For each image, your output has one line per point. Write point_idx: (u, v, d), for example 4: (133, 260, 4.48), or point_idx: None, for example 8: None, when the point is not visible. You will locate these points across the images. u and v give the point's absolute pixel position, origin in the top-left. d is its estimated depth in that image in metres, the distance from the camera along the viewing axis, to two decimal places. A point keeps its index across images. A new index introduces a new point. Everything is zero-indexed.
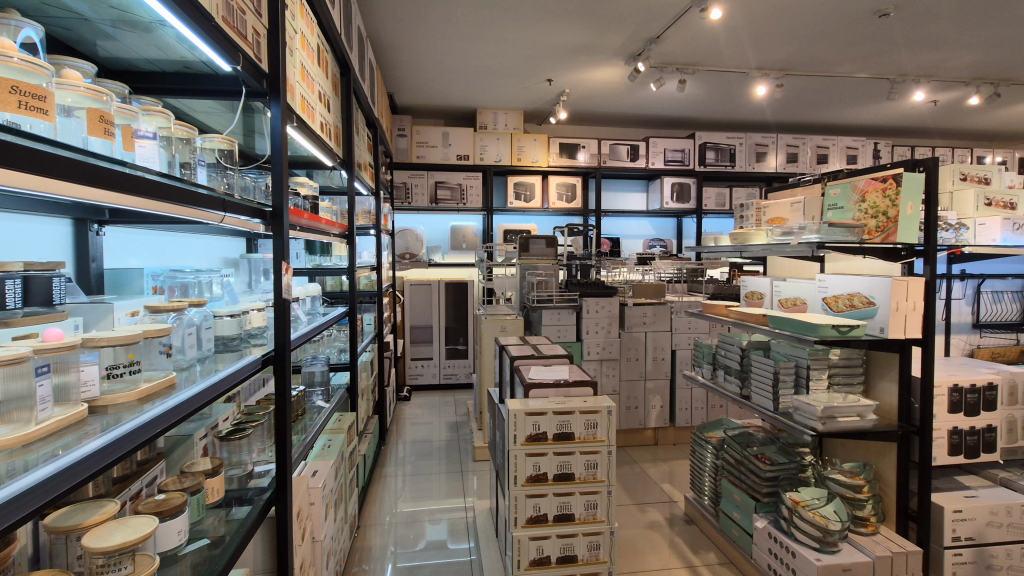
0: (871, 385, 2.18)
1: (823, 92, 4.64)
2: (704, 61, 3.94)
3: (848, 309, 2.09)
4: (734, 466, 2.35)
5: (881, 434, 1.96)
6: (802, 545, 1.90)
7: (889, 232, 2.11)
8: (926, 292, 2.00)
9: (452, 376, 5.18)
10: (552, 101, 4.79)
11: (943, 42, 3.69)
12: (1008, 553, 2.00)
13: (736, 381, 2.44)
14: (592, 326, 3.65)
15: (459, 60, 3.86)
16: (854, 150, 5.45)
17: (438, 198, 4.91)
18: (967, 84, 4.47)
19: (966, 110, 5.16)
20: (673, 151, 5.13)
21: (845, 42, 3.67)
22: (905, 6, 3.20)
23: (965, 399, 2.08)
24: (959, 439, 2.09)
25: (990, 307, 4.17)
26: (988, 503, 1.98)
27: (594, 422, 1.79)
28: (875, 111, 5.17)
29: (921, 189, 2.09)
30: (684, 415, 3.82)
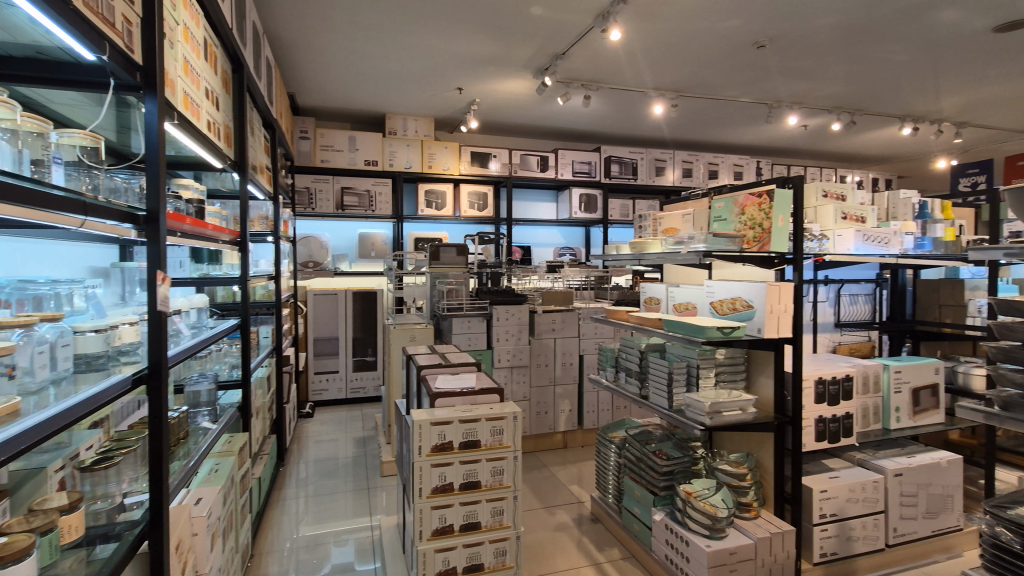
0: (752, 381, 2.39)
1: (713, 113, 5.06)
2: (606, 79, 4.16)
3: (731, 313, 2.28)
4: (635, 463, 2.47)
5: (760, 425, 2.15)
6: (694, 533, 2.04)
7: (764, 242, 2.34)
8: (795, 296, 2.24)
9: (359, 390, 5.01)
10: (463, 109, 4.80)
11: (809, 74, 4.17)
12: (864, 525, 2.26)
13: (636, 382, 2.57)
14: (503, 333, 3.70)
15: (366, 64, 3.77)
16: (739, 168, 5.99)
17: (344, 204, 4.77)
18: (830, 112, 5.07)
19: (829, 135, 5.86)
20: (580, 163, 5.34)
21: (729, 69, 4.03)
22: (778, 40, 3.58)
23: (828, 391, 2.34)
24: (824, 426, 2.34)
25: (849, 308, 4.70)
26: (847, 482, 2.23)
27: (500, 429, 1.80)
28: (757, 133, 5.71)
29: (790, 204, 2.34)
30: (591, 418, 3.96)
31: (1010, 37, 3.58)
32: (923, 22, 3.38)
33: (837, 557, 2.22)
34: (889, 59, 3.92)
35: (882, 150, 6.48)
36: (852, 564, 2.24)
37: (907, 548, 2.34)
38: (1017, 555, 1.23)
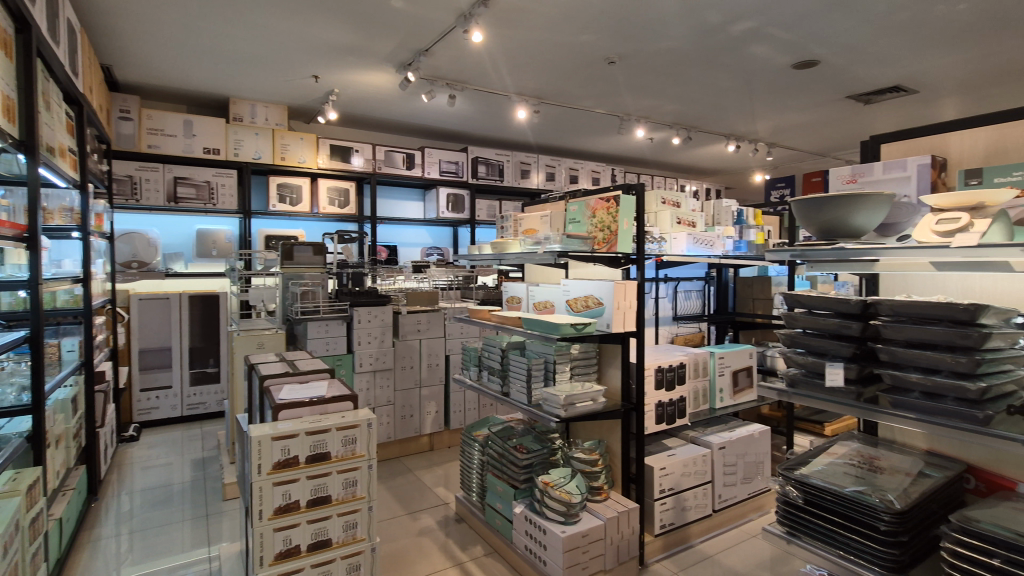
0: (603, 372, 2.56)
1: (571, 122, 5.36)
2: (471, 80, 4.19)
3: (584, 309, 2.42)
4: (496, 459, 2.51)
5: (609, 413, 2.32)
6: (551, 521, 2.13)
7: (611, 243, 2.53)
8: (638, 293, 2.45)
9: (198, 406, 4.47)
10: (320, 99, 4.52)
11: (652, 91, 4.60)
12: (696, 495, 2.55)
13: (498, 380, 2.63)
14: (364, 336, 3.58)
15: (204, 40, 3.37)
16: (597, 174, 6.43)
17: (178, 196, 4.23)
18: (671, 127, 5.66)
19: (671, 148, 6.54)
20: (447, 162, 5.32)
21: (585, 81, 4.30)
22: (625, 57, 3.89)
23: (666, 377, 2.60)
24: (662, 410, 2.59)
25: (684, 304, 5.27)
26: (682, 458, 2.48)
27: (352, 438, 1.72)
28: (611, 142, 6.18)
29: (633, 209, 2.56)
30: (458, 418, 3.97)
31: (803, 74, 4.29)
32: (740, 54, 3.91)
33: (673, 526, 2.47)
34: (715, 84, 4.48)
35: (713, 163, 7.40)
36: (686, 532, 2.51)
37: (729, 511, 2.69)
38: (800, 507, 1.46)
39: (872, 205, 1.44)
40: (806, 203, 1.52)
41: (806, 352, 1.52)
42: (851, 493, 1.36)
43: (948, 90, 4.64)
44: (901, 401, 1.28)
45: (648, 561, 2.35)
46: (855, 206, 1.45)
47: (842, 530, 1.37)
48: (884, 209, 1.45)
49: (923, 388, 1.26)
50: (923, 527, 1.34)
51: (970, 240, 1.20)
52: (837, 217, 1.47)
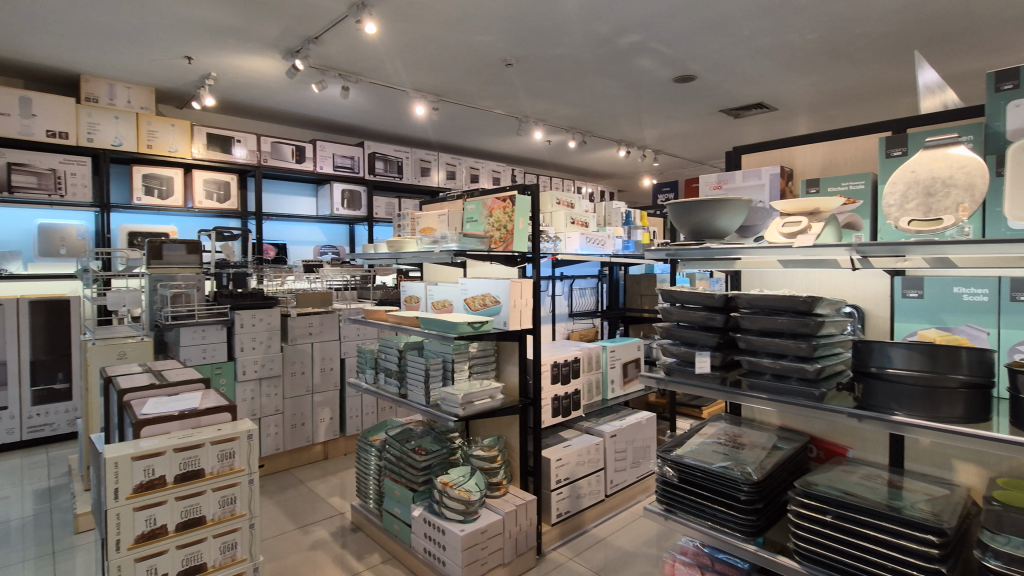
0: (501, 369, 2.59)
1: (471, 121, 5.38)
2: (366, 72, 4.04)
3: (482, 308, 2.44)
4: (394, 463, 2.45)
5: (506, 409, 2.36)
6: (450, 521, 2.12)
7: (508, 243, 2.58)
8: (534, 291, 2.51)
9: (43, 429, 3.90)
10: (195, 83, 4.12)
11: (549, 95, 4.75)
12: (589, 482, 2.67)
13: (395, 382, 2.57)
14: (247, 342, 3.32)
15: (45, 6, 2.93)
16: (497, 174, 6.52)
17: (14, 186, 3.66)
18: (567, 131, 5.88)
19: (567, 151, 6.79)
20: (341, 157, 5.10)
21: (483, 81, 4.34)
22: (522, 61, 3.98)
23: (562, 371, 2.70)
24: (558, 403, 2.69)
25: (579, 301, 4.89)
26: (577, 449, 2.60)
27: (230, 452, 1.59)
28: (510, 143, 6.30)
29: (528, 209, 2.63)
30: (354, 424, 3.84)
31: (683, 87, 4.67)
32: (628, 65, 4.15)
33: (569, 514, 2.58)
34: (606, 92, 4.73)
35: (607, 167, 7.81)
36: (580, 518, 2.62)
37: (619, 495, 2.86)
38: (676, 485, 1.59)
39: (733, 209, 1.59)
40: (679, 206, 1.65)
41: (679, 342, 1.65)
42: (717, 469, 1.51)
43: (800, 109, 5.29)
44: (757, 383, 1.45)
45: (545, 550, 2.42)
46: (720, 209, 1.60)
47: (711, 503, 1.51)
48: (743, 212, 1.62)
49: (774, 371, 1.43)
50: (775, 492, 1.52)
51: (809, 242, 1.39)
52: (705, 219, 1.62)
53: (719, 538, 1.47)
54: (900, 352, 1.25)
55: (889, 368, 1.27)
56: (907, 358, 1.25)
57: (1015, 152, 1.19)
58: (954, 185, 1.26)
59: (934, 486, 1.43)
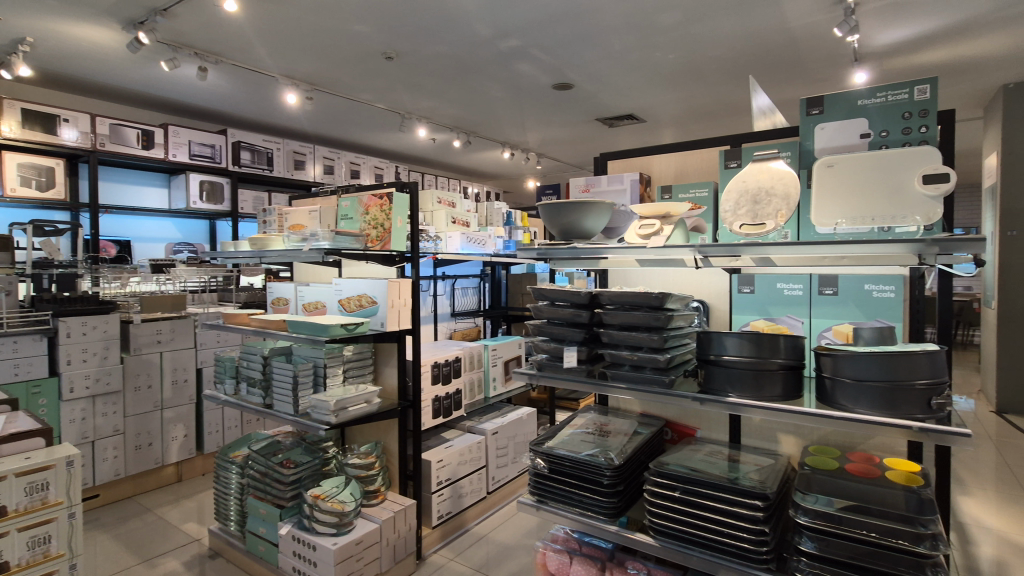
0: (379, 372, 2.51)
1: (349, 114, 5.14)
2: (228, 53, 3.69)
3: (357, 309, 2.35)
4: (259, 479, 2.27)
5: (384, 413, 2.29)
6: (321, 535, 2.01)
7: (385, 242, 2.49)
8: (412, 291, 2.46)
9: None
10: (5, 47, 3.46)
11: (432, 93, 4.70)
12: (471, 481, 2.68)
13: (259, 392, 2.38)
14: (77, 354, 2.94)
15: None
16: (379, 170, 6.33)
17: None
18: (452, 130, 5.86)
19: (450, 151, 6.78)
20: (199, 145, 4.60)
21: (362, 74, 4.17)
22: (403, 55, 3.89)
23: (442, 372, 2.67)
24: (439, 403, 2.67)
25: (460, 300, 4.44)
26: (458, 449, 2.60)
27: (42, 484, 1.52)
28: (393, 140, 6.14)
29: (407, 207, 2.56)
30: (213, 440, 3.54)
31: (561, 95, 4.88)
32: (508, 69, 4.24)
33: (450, 515, 2.56)
34: (488, 94, 4.78)
35: (491, 168, 7.92)
36: (462, 517, 2.62)
37: (501, 491, 2.90)
38: (547, 476, 1.64)
39: (598, 210, 1.69)
40: (550, 207, 1.70)
41: (550, 338, 1.71)
42: (584, 457, 1.59)
43: (665, 122, 5.78)
44: (618, 373, 1.55)
45: (425, 554, 2.39)
46: (585, 211, 1.68)
47: (578, 491, 1.58)
48: (607, 214, 1.72)
49: (632, 362, 1.54)
50: (634, 475, 1.64)
51: (660, 243, 1.52)
52: (572, 220, 1.69)
53: (585, 523, 1.55)
54: (734, 340, 1.42)
55: (725, 355, 1.42)
56: (739, 346, 1.41)
57: (819, 169, 1.39)
58: (774, 195, 1.45)
59: (763, 457, 1.64)
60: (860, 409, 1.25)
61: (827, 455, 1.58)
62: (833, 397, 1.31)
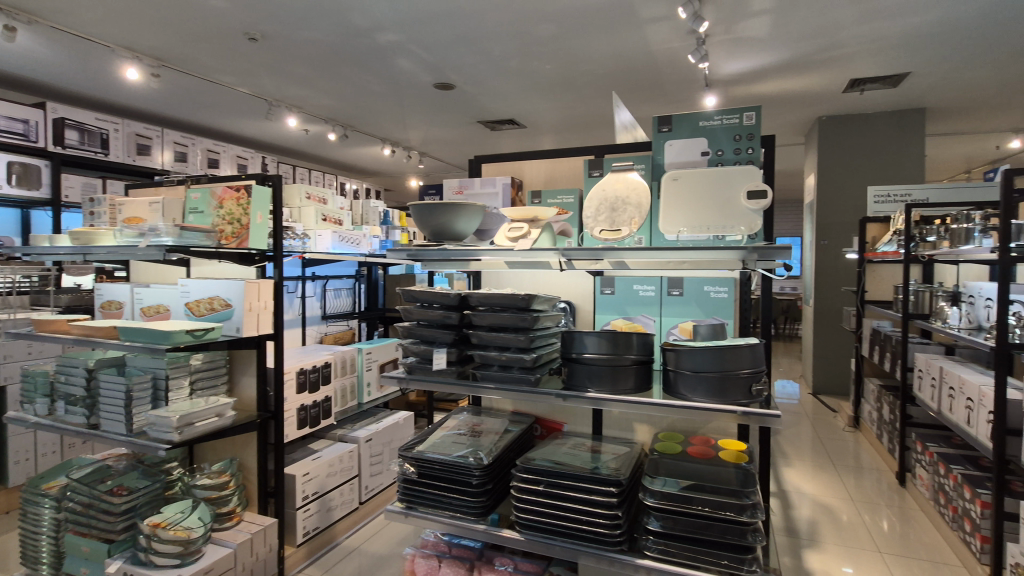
0: (235, 382, 2.29)
1: (207, 96, 4.64)
2: (46, 13, 3.13)
3: (208, 313, 2.12)
4: (80, 513, 1.96)
5: (239, 427, 2.09)
6: (160, 569, 1.79)
7: (242, 238, 2.28)
8: (274, 293, 2.28)
9: None
10: None
11: (303, 81, 4.41)
12: (341, 493, 2.56)
13: (82, 412, 2.07)
14: None
15: None
16: (243, 160, 5.81)
17: None
18: (326, 122, 5.54)
19: (325, 144, 6.43)
20: (6, 118, 3.83)
21: (220, 53, 3.78)
22: (269, 38, 3.60)
23: (309, 379, 2.52)
24: (305, 413, 2.51)
25: (333, 302, 4.23)
26: (327, 459, 2.46)
27: None
28: (259, 128, 5.66)
29: (268, 202, 2.37)
30: (22, 469, 3.03)
31: (442, 95, 4.85)
32: (387, 63, 4.12)
33: (318, 530, 2.42)
34: (366, 87, 4.60)
35: (370, 165, 7.64)
36: (331, 531, 2.49)
37: (374, 499, 2.81)
38: (415, 481, 1.62)
39: (469, 212, 1.69)
40: (420, 208, 1.68)
41: (419, 340, 1.69)
42: (453, 459, 1.59)
43: (544, 129, 6.01)
44: (487, 374, 1.57)
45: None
46: (456, 213, 1.67)
47: (446, 494, 1.58)
48: (478, 217, 1.73)
49: (500, 362, 1.57)
50: (503, 473, 1.67)
51: (526, 246, 1.57)
52: (443, 222, 1.68)
53: (455, 525, 1.54)
54: (592, 339, 1.51)
55: (584, 353, 1.51)
56: (597, 344, 1.50)
57: (666, 182, 1.54)
58: (629, 204, 1.57)
59: (620, 446, 1.76)
60: (698, 397, 1.39)
61: (673, 440, 1.74)
62: (676, 388, 1.44)
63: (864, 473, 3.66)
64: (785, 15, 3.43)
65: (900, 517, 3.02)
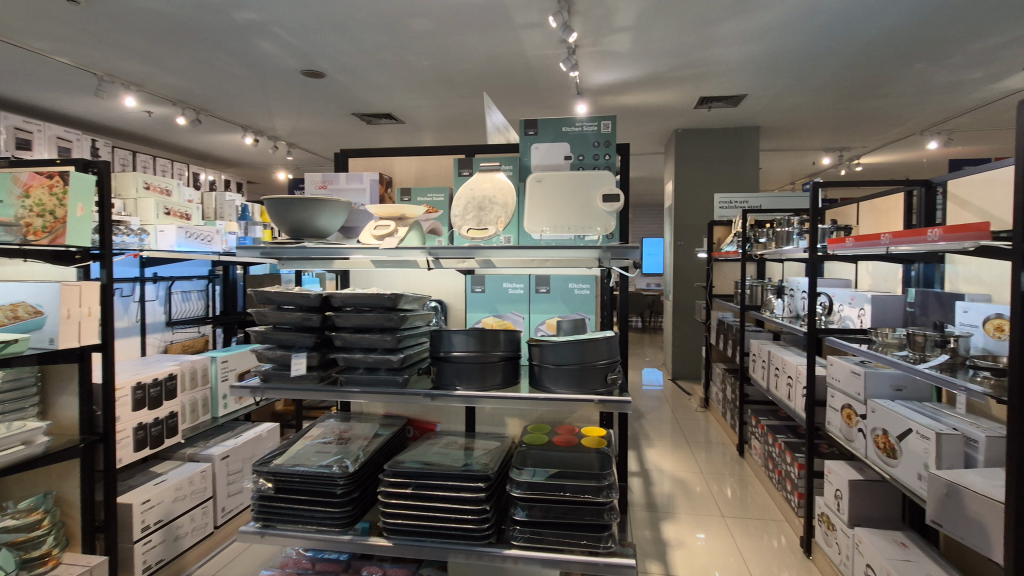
0: (49, 403, 1.97)
1: (13, 63, 3.90)
2: None
3: (9, 323, 1.74)
4: None
5: (56, 456, 1.80)
6: None
7: (57, 234, 1.93)
8: (102, 297, 1.98)
9: None
10: None
11: (143, 56, 3.89)
12: (191, 519, 2.30)
13: None
14: None
15: None
16: (66, 142, 4.98)
17: None
18: (173, 104, 4.94)
19: (175, 128, 5.73)
20: None
21: (29, 13, 3.19)
22: (96, 3, 3.12)
23: (149, 394, 2.27)
24: (144, 433, 2.26)
25: (180, 306, 3.81)
26: (173, 482, 2.21)
27: None
28: (87, 105, 4.88)
29: (92, 191, 2.04)
30: None
31: (312, 83, 4.57)
32: (245, 44, 3.78)
33: (162, 564, 2.15)
34: (222, 69, 4.19)
35: (229, 153, 6.96)
36: (179, 562, 2.22)
37: (232, 522, 2.56)
38: (273, 497, 1.51)
39: (332, 209, 1.60)
40: (276, 202, 1.55)
41: (276, 345, 1.57)
42: (315, 469, 1.51)
43: (423, 126, 5.93)
44: (351, 377, 1.51)
45: None
46: (317, 209, 1.57)
47: (308, 508, 1.49)
48: (343, 213, 1.64)
49: (366, 364, 1.51)
50: (371, 478, 1.62)
51: (393, 244, 1.53)
52: (303, 218, 1.57)
53: (318, 539, 1.46)
54: (460, 337, 1.51)
55: (452, 352, 1.51)
56: (465, 342, 1.51)
57: (530, 182, 1.60)
58: (495, 204, 1.61)
59: (491, 441, 1.80)
60: (560, 388, 1.46)
61: (540, 431, 1.82)
62: (541, 381, 1.49)
63: (711, 447, 4.13)
64: (644, 33, 3.73)
65: (740, 484, 3.45)
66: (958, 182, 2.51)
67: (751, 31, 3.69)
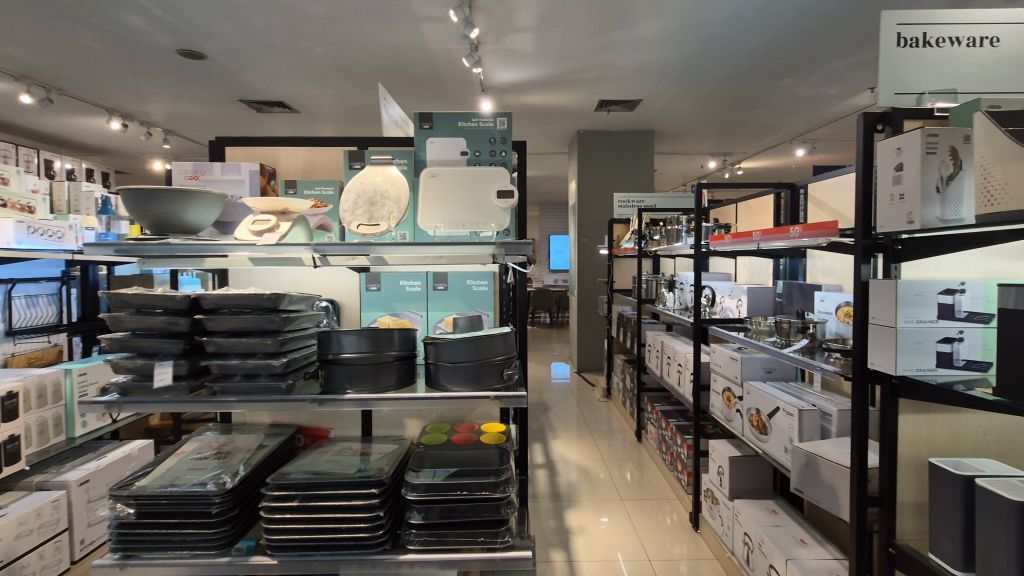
0: None
1: None
2: None
3: None
4: None
5: None
6: None
7: None
8: None
9: None
10: None
11: None
12: (39, 556, 2.01)
13: None
14: None
15: None
16: None
17: None
18: (15, 79, 4.26)
19: (18, 106, 4.95)
20: None
21: None
22: None
23: None
24: None
25: (25, 313, 3.31)
26: (15, 516, 1.91)
27: None
28: None
29: None
30: None
31: (190, 64, 4.16)
32: (105, 15, 3.34)
33: None
34: (77, 42, 3.68)
35: (91, 138, 6.14)
36: None
37: (89, 557, 2.28)
38: (135, 524, 1.34)
39: (204, 203, 1.45)
40: (133, 194, 1.38)
41: (137, 354, 1.40)
42: (187, 489, 1.37)
43: (321, 116, 5.63)
44: (227, 386, 1.38)
45: None
46: (186, 202, 1.42)
47: (178, 532, 1.35)
48: (218, 208, 1.50)
49: (244, 371, 1.40)
50: (254, 494, 1.50)
51: (273, 240, 1.41)
52: (169, 212, 1.41)
53: (189, 564, 1.32)
54: (351, 338, 1.44)
55: (342, 354, 1.43)
56: (356, 343, 1.44)
57: (425, 178, 1.57)
58: (388, 199, 1.55)
59: (388, 444, 1.74)
60: (457, 385, 1.43)
61: (440, 431, 1.78)
62: (437, 380, 1.46)
63: (612, 435, 4.33)
64: (544, 34, 3.80)
65: (638, 467, 3.65)
66: (816, 186, 2.82)
67: (643, 39, 3.89)
